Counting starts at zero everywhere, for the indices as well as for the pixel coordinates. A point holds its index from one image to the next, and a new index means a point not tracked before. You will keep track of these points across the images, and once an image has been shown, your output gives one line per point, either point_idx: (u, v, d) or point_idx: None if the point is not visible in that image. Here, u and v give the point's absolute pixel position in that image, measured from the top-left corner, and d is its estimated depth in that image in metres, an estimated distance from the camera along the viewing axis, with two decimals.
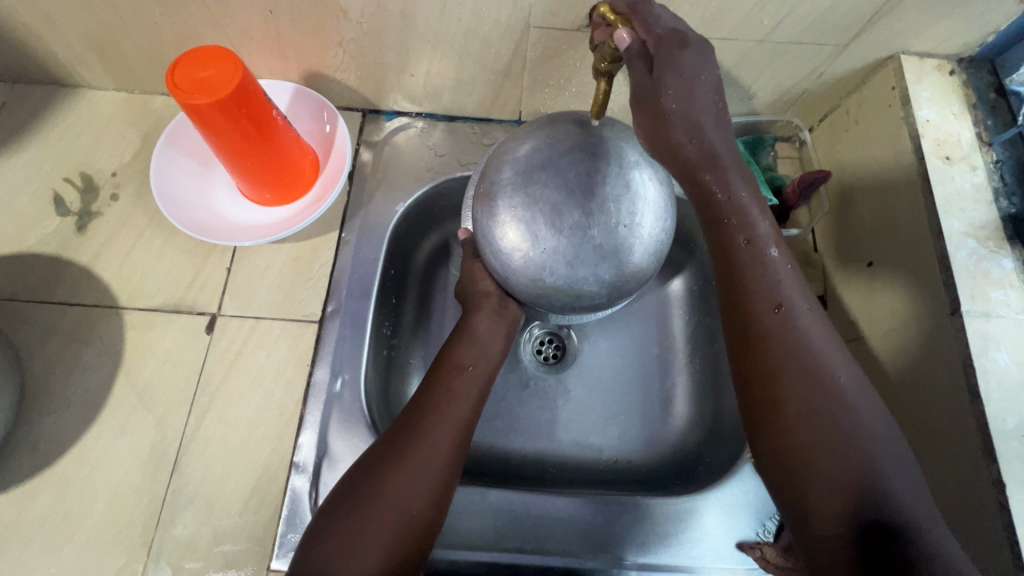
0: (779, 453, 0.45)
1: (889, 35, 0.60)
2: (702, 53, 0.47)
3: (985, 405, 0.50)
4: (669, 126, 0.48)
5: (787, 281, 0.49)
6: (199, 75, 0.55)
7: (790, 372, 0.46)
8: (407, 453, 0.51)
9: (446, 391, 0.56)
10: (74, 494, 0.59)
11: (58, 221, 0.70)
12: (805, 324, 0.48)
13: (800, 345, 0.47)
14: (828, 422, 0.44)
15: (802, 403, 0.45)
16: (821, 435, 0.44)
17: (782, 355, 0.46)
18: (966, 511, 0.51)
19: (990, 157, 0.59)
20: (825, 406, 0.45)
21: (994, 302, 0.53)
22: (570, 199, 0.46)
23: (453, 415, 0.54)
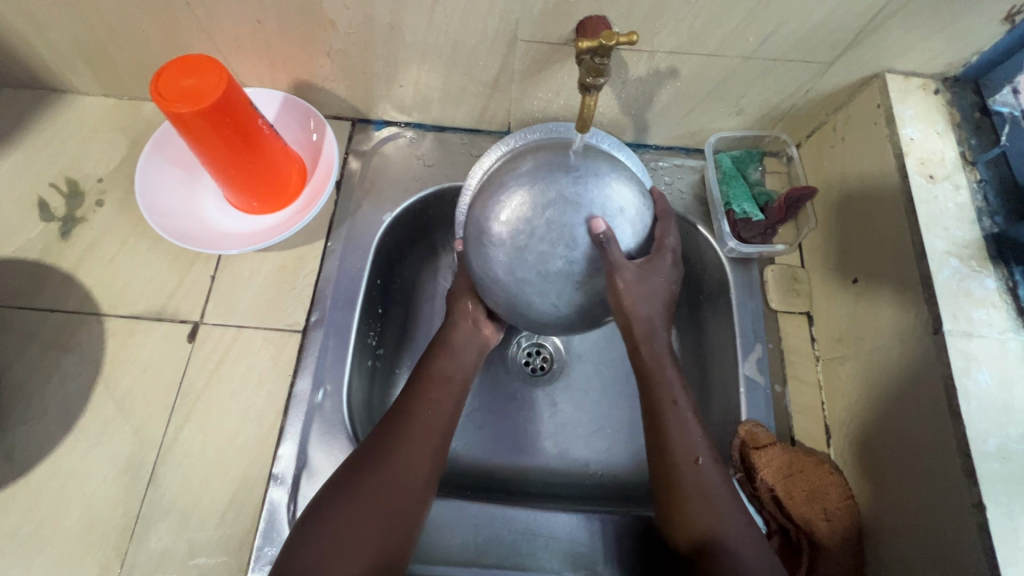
0: (663, 493, 0.53)
1: (874, 53, 0.60)
2: (677, 267, 0.56)
3: (966, 426, 0.50)
4: (639, 302, 0.52)
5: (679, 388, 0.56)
6: (183, 84, 0.55)
7: (677, 440, 0.54)
8: (389, 455, 0.51)
9: (428, 397, 0.56)
10: (48, 504, 0.58)
11: (41, 226, 0.69)
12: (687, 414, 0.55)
13: (692, 427, 0.54)
14: (715, 501, 0.52)
15: (693, 481, 0.52)
16: (696, 492, 0.52)
17: (676, 439, 0.54)
18: (948, 535, 0.50)
19: (974, 176, 0.59)
20: (711, 492, 0.52)
21: (977, 322, 0.53)
22: (556, 248, 0.49)
23: (435, 422, 0.55)
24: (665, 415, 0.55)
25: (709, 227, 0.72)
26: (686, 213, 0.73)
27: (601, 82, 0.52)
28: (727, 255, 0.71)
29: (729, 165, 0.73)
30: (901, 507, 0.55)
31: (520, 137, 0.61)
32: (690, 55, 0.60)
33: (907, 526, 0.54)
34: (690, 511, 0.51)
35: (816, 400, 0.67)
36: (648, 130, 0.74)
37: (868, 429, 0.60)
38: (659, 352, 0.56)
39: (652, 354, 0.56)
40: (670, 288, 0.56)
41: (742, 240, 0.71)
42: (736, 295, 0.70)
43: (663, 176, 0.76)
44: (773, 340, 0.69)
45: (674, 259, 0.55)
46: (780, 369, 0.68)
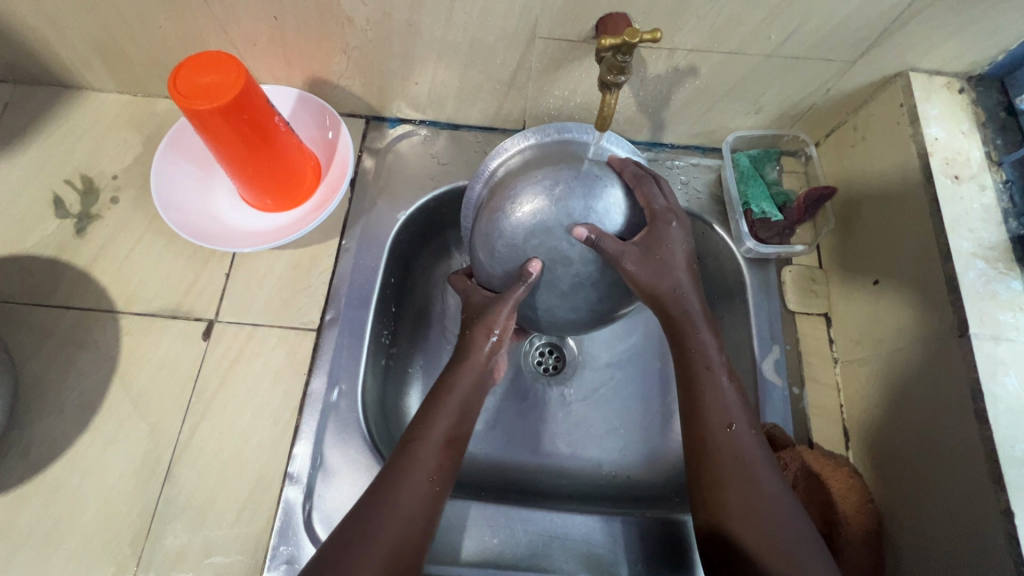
0: (697, 462, 0.53)
1: (899, 52, 0.59)
2: (684, 230, 0.56)
3: (993, 430, 0.49)
4: (656, 274, 0.53)
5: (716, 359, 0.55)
6: (200, 81, 0.54)
7: (710, 409, 0.54)
8: (429, 429, 0.53)
9: (428, 424, 0.54)
10: (64, 501, 0.58)
11: (57, 223, 0.69)
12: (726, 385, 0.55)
13: (727, 394, 0.54)
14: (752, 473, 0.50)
15: (730, 456, 0.51)
16: (732, 457, 0.51)
17: (709, 406, 0.54)
18: (974, 541, 0.49)
19: (1000, 177, 0.58)
20: (750, 462, 0.51)
21: (1003, 325, 0.52)
22: (556, 266, 0.52)
23: (454, 406, 0.55)
24: (701, 384, 0.55)
25: (726, 227, 0.71)
26: (703, 212, 0.72)
27: (622, 80, 0.52)
28: (744, 256, 0.71)
29: (747, 165, 0.72)
30: (924, 512, 0.55)
31: (523, 134, 0.62)
32: (711, 52, 0.60)
33: (930, 531, 0.54)
34: (727, 484, 0.50)
35: (834, 403, 0.66)
36: (664, 129, 0.73)
37: (889, 432, 0.60)
38: (692, 316, 0.56)
39: (683, 314, 0.55)
40: (686, 256, 0.56)
41: (761, 240, 0.70)
42: (754, 296, 0.69)
43: (680, 175, 0.75)
44: (790, 341, 0.68)
45: (673, 224, 0.54)
46: (797, 371, 0.67)
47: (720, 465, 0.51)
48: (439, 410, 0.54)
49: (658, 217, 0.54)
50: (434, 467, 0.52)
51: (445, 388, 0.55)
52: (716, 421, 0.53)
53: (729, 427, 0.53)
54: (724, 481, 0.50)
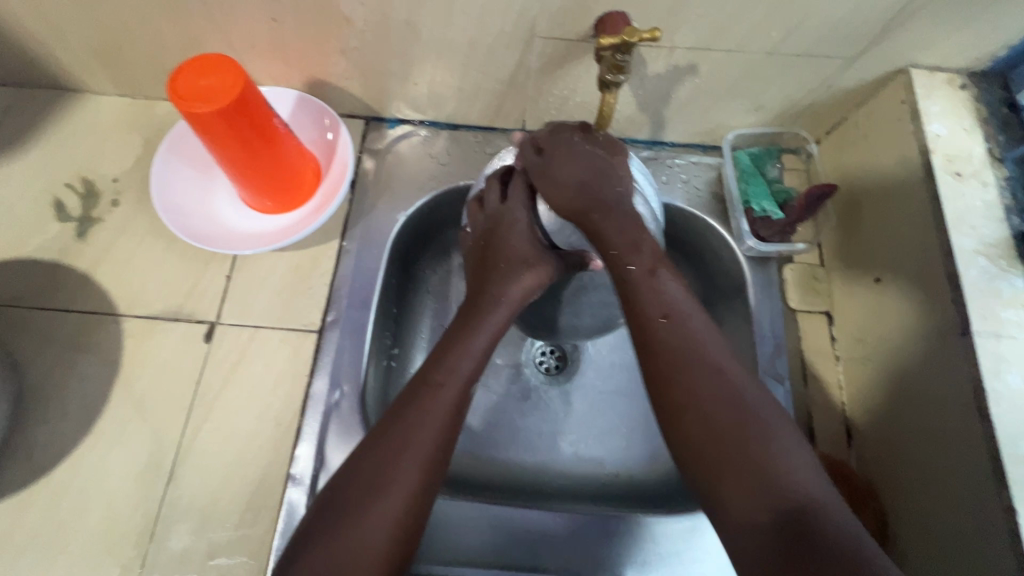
0: (664, 398, 0.48)
1: (900, 47, 0.59)
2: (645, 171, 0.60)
3: (996, 428, 0.49)
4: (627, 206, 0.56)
5: (679, 298, 0.51)
6: (200, 84, 0.54)
7: (689, 356, 0.48)
8: (414, 428, 0.49)
9: (422, 414, 0.50)
10: (68, 504, 0.59)
11: (58, 226, 0.69)
12: (697, 316, 0.51)
13: (700, 335, 0.49)
14: (734, 413, 0.46)
15: (704, 397, 0.47)
16: (703, 393, 0.46)
17: (671, 341, 0.49)
18: (976, 539, 0.49)
19: (1002, 173, 0.58)
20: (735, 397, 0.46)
21: (1006, 322, 0.52)
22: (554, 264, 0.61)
23: (443, 404, 0.51)
24: (656, 326, 0.50)
25: (727, 226, 0.71)
26: (703, 211, 0.72)
27: (622, 79, 0.52)
28: (745, 254, 0.70)
29: (747, 163, 0.72)
30: (926, 511, 0.55)
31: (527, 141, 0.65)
32: (711, 50, 0.59)
33: (933, 530, 0.54)
34: (702, 420, 0.46)
35: (836, 401, 0.66)
36: (664, 128, 0.73)
37: (892, 430, 0.59)
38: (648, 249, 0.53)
39: (628, 246, 0.53)
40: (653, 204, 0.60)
41: (761, 238, 0.70)
42: (756, 295, 0.69)
43: (680, 173, 0.75)
44: (791, 340, 0.68)
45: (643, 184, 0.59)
46: (799, 369, 0.67)
47: (661, 363, 0.49)
48: (434, 398, 0.51)
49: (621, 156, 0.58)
50: (429, 458, 0.49)
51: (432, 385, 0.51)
52: (652, 314, 0.50)
53: (666, 318, 0.50)
54: (682, 399, 0.47)
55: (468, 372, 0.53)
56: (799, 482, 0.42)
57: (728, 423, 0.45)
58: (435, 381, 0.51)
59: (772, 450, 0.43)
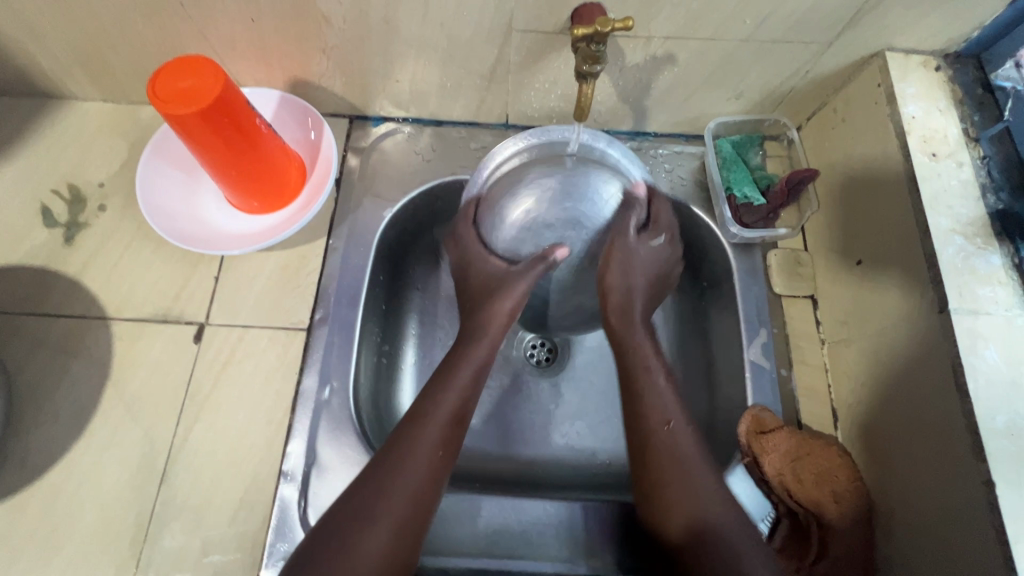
0: (640, 458, 0.54)
1: (875, 31, 0.60)
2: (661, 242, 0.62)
3: (974, 403, 0.49)
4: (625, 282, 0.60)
5: (666, 399, 0.56)
6: (180, 86, 0.55)
7: (654, 412, 0.55)
8: (414, 442, 0.52)
9: (415, 444, 0.52)
10: (63, 507, 0.59)
11: (46, 232, 0.70)
12: (668, 395, 0.56)
13: (669, 398, 0.56)
14: (688, 466, 0.52)
15: (670, 459, 0.53)
16: (669, 451, 0.53)
17: (649, 408, 0.55)
18: (959, 513, 0.50)
19: (978, 153, 0.59)
20: (681, 447, 0.53)
21: (983, 299, 0.52)
22: (546, 232, 0.58)
23: (442, 416, 0.54)
24: (640, 387, 0.56)
25: (710, 214, 0.72)
26: (687, 200, 0.73)
27: (597, 69, 0.53)
28: (729, 241, 0.71)
29: (729, 151, 0.73)
30: (912, 488, 0.55)
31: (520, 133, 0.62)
32: (687, 39, 0.60)
33: (918, 506, 0.54)
34: (671, 486, 0.52)
35: (822, 384, 0.66)
36: (646, 118, 0.74)
37: (877, 410, 0.60)
38: (630, 318, 0.59)
39: (621, 321, 0.59)
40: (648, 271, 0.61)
41: (745, 225, 0.70)
42: (741, 281, 0.69)
43: (663, 162, 0.75)
44: (777, 324, 0.69)
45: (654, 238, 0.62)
46: (785, 353, 0.68)
47: (655, 455, 0.53)
48: (425, 429, 0.53)
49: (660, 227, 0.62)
50: (431, 467, 0.52)
51: (431, 401, 0.54)
52: (654, 421, 0.55)
53: (667, 426, 0.54)
54: (666, 481, 0.52)
55: (454, 405, 0.55)
56: (731, 528, 0.50)
57: (664, 461, 0.53)
58: (425, 414, 0.54)
59: (702, 482, 0.51)
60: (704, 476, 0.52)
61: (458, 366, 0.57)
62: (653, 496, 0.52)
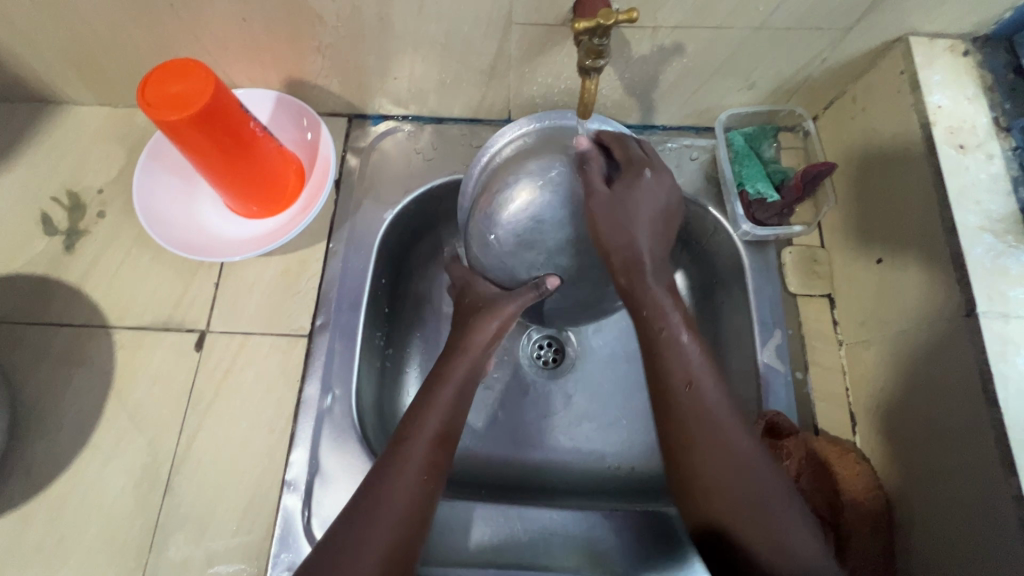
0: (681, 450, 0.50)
1: (898, 14, 0.56)
2: (659, 185, 0.56)
3: (1003, 413, 0.47)
4: (604, 236, 0.53)
5: (696, 357, 0.52)
6: (170, 91, 0.53)
7: (698, 414, 0.50)
8: (396, 466, 0.51)
9: (398, 470, 0.51)
10: (69, 518, 0.59)
11: (46, 241, 0.69)
12: (710, 384, 0.51)
13: (713, 394, 0.51)
14: (733, 461, 0.49)
15: (721, 463, 0.49)
16: (725, 461, 0.49)
17: (671, 367, 0.52)
18: (985, 528, 0.48)
19: (1008, 144, 0.55)
20: (741, 461, 0.49)
21: (1014, 302, 0.49)
22: (543, 254, 0.57)
23: (425, 436, 0.53)
24: (674, 390, 0.51)
25: (722, 210, 0.69)
26: (698, 196, 0.70)
27: (601, 64, 0.50)
28: (741, 238, 0.68)
29: (741, 144, 0.70)
30: (935, 500, 0.53)
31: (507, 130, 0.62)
32: (696, 29, 0.57)
33: (941, 520, 0.52)
34: (709, 477, 0.49)
35: (840, 387, 0.64)
36: (654, 111, 0.71)
37: (899, 417, 0.57)
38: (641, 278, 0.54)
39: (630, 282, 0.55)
40: (657, 212, 0.56)
41: (758, 222, 0.67)
42: (753, 281, 0.67)
43: (672, 157, 0.72)
44: (792, 325, 0.66)
45: (643, 177, 0.55)
46: (801, 356, 0.65)
47: (686, 422, 0.50)
48: (408, 456, 0.51)
49: (634, 161, 0.56)
50: (417, 489, 0.50)
51: (414, 419, 0.54)
52: (675, 378, 0.51)
53: (690, 385, 0.51)
54: (711, 487, 0.49)
55: (436, 428, 0.53)
56: (796, 541, 0.47)
57: (733, 480, 0.49)
58: (407, 441, 0.52)
59: (769, 510, 0.48)
60: (773, 494, 0.48)
61: (440, 386, 0.55)
62: (702, 505, 0.49)
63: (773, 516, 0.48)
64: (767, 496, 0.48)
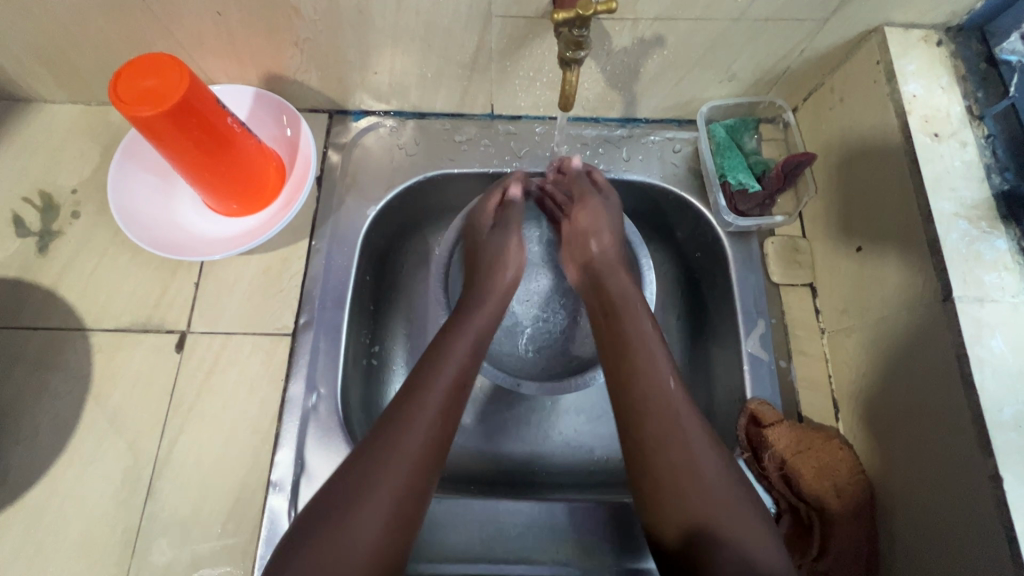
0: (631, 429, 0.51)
1: (874, 5, 0.56)
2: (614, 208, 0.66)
3: (980, 396, 0.47)
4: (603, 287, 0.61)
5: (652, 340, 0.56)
6: (142, 86, 0.52)
7: (641, 393, 0.52)
8: (395, 430, 0.48)
9: (404, 431, 0.48)
10: (47, 525, 0.58)
11: (18, 242, 0.67)
12: (665, 364, 0.54)
13: (662, 364, 0.54)
14: (684, 443, 0.50)
15: (674, 444, 0.49)
16: (665, 422, 0.51)
17: (632, 342, 0.55)
18: (958, 505, 0.48)
19: (981, 132, 0.56)
20: (683, 439, 0.50)
21: (988, 286, 0.50)
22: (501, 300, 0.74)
23: (432, 403, 0.50)
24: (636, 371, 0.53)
25: (705, 202, 0.70)
26: (680, 187, 0.72)
27: (581, 56, 0.51)
28: (725, 229, 0.70)
29: (724, 136, 0.70)
30: (914, 483, 0.53)
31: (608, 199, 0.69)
32: (675, 21, 0.57)
33: (920, 500, 0.53)
34: (661, 451, 0.49)
35: (823, 373, 0.65)
36: (636, 104, 0.71)
37: (880, 402, 0.58)
38: (646, 339, 0.56)
39: (613, 332, 0.57)
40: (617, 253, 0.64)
41: (740, 213, 0.69)
42: (736, 271, 0.68)
43: (654, 150, 0.73)
44: (775, 314, 0.67)
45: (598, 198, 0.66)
46: (784, 344, 0.66)
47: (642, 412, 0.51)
48: (418, 412, 0.50)
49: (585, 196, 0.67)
50: (421, 454, 0.48)
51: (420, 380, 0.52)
52: (640, 353, 0.54)
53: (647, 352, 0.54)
54: (658, 474, 0.49)
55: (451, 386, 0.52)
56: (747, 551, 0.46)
57: (670, 453, 0.49)
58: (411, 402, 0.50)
59: (704, 490, 0.48)
60: (720, 483, 0.48)
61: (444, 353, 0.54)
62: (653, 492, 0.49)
63: (701, 489, 0.48)
64: (698, 455, 0.49)
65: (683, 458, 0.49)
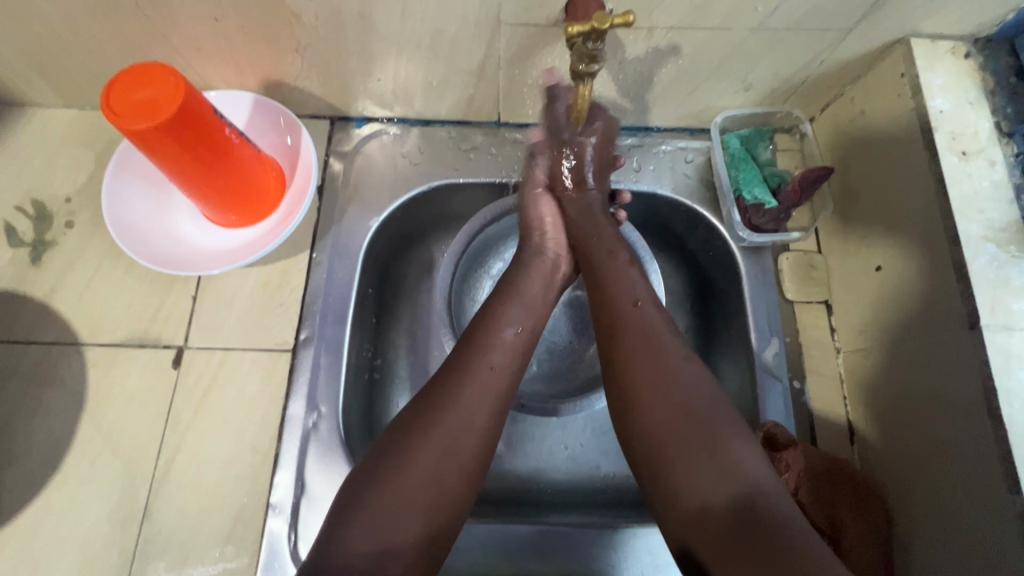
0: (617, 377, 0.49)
1: (901, 15, 0.54)
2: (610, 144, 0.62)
3: (1008, 430, 0.45)
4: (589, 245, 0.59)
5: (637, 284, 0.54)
6: (137, 97, 0.50)
7: (629, 341, 0.50)
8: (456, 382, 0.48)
9: (468, 378, 0.48)
10: (42, 547, 0.56)
11: (10, 254, 0.65)
12: (653, 313, 0.52)
13: (656, 317, 0.52)
14: (674, 390, 0.46)
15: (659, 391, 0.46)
16: (654, 373, 0.47)
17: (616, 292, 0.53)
18: (982, 540, 0.47)
19: (1011, 150, 0.54)
20: (673, 383, 0.46)
21: (1017, 314, 0.48)
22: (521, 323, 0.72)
23: (497, 356, 0.50)
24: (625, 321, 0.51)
25: (718, 215, 0.68)
26: (692, 200, 0.69)
27: (595, 69, 0.48)
28: (738, 244, 0.67)
29: (738, 147, 0.68)
30: (935, 514, 0.52)
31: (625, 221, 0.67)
32: (693, 30, 0.54)
33: (941, 532, 0.51)
34: (650, 400, 0.46)
35: (838, 395, 0.63)
36: (648, 113, 0.68)
37: (899, 428, 0.56)
38: (629, 287, 0.54)
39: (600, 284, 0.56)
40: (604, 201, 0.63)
41: (755, 228, 0.66)
42: (749, 287, 0.66)
43: (665, 160, 0.71)
44: (790, 333, 0.65)
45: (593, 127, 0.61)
46: (799, 364, 0.64)
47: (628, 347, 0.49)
48: (480, 363, 0.49)
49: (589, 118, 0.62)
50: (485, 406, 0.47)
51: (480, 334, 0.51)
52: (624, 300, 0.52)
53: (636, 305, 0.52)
54: (648, 423, 0.45)
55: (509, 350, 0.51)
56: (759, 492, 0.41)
57: (659, 398, 0.46)
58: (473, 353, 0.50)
59: (712, 441, 0.44)
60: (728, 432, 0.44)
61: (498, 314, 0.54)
62: (653, 450, 0.45)
63: (707, 436, 0.44)
64: (692, 399, 0.46)
65: (671, 401, 0.45)
